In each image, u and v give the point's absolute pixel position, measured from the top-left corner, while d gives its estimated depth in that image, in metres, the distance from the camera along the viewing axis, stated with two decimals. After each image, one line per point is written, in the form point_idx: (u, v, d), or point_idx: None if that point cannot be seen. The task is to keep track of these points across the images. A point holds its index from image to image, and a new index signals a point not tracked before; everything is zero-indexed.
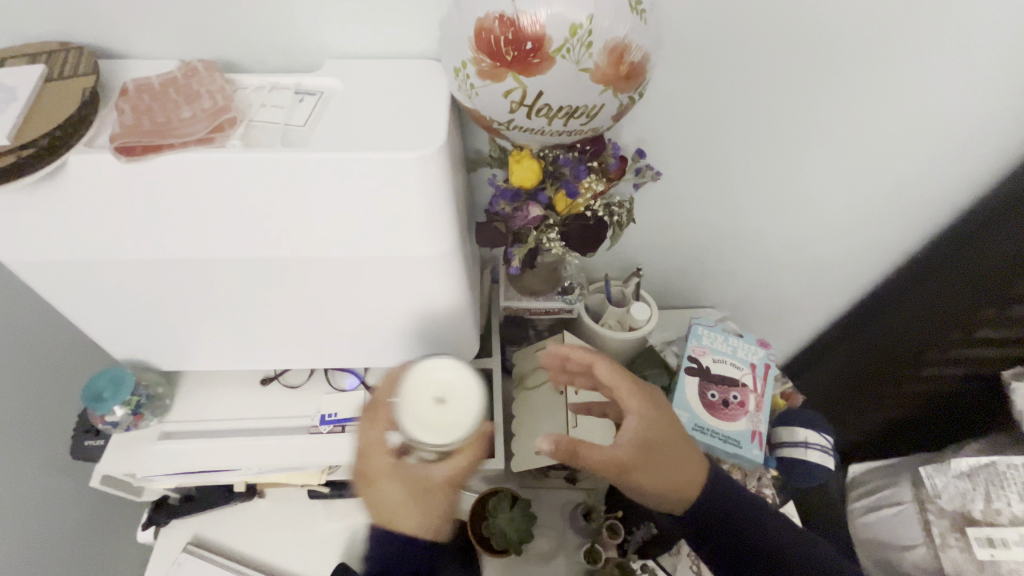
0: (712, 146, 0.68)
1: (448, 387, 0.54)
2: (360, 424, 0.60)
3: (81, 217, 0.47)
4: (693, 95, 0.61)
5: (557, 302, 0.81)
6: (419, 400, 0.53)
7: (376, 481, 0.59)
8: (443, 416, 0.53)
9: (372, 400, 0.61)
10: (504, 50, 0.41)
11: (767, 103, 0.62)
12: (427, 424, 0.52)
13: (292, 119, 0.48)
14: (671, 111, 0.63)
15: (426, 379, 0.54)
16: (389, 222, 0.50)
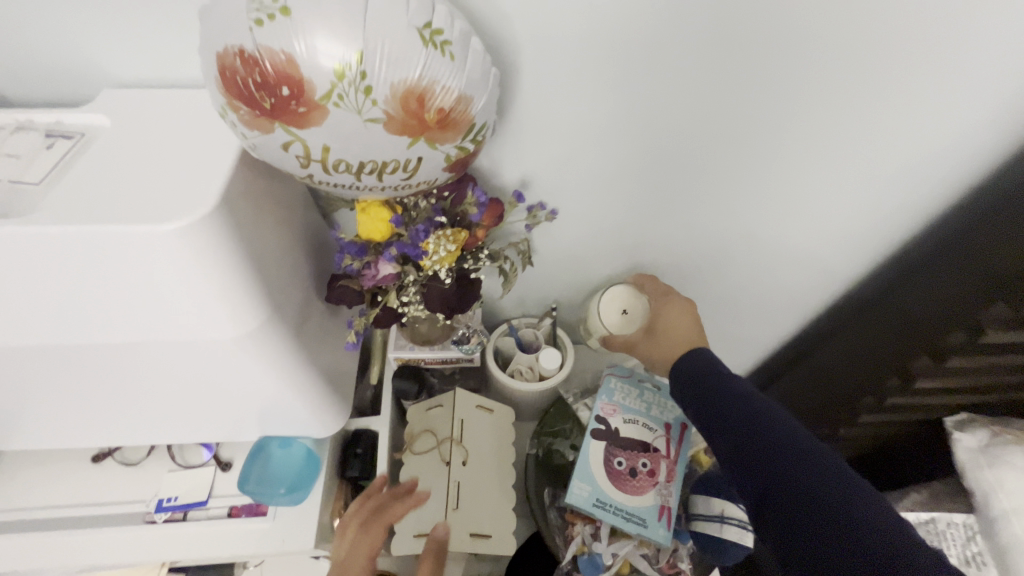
0: (608, 180, 0.60)
1: (630, 302, 0.73)
2: (345, 536, 0.56)
3: None
4: (574, 126, 0.53)
5: (453, 352, 0.71)
6: (610, 307, 0.73)
7: None
8: (625, 321, 0.73)
9: (366, 512, 0.58)
10: (256, 95, 0.30)
11: (665, 137, 0.55)
12: (617, 323, 0.73)
13: (25, 175, 0.37)
14: (552, 143, 0.54)
15: (615, 295, 0.73)
16: (158, 302, 0.39)
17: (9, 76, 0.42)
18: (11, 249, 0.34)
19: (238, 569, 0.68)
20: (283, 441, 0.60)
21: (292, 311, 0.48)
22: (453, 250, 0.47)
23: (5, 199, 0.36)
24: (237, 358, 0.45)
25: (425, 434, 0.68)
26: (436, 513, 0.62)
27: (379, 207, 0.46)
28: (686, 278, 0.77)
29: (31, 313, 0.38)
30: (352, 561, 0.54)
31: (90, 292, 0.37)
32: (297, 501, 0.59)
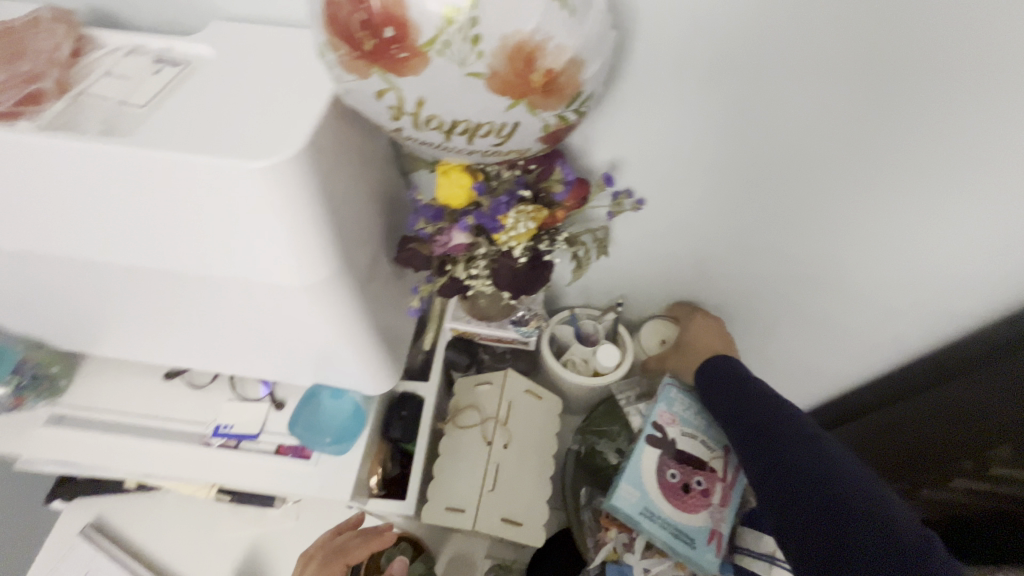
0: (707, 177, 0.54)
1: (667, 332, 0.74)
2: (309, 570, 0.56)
3: None
4: (682, 112, 0.48)
5: (509, 333, 0.69)
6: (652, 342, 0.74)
7: None
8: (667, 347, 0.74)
9: (331, 550, 0.58)
10: (357, 35, 0.28)
11: (786, 135, 0.48)
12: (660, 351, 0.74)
13: (131, 98, 0.38)
14: (652, 128, 0.50)
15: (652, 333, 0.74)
16: (236, 242, 0.39)
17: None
18: (113, 168, 0.35)
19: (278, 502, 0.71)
20: (333, 392, 0.61)
21: (361, 269, 0.47)
22: (531, 228, 0.45)
23: (111, 119, 0.37)
24: (304, 307, 0.45)
25: (469, 408, 0.66)
26: (473, 490, 0.61)
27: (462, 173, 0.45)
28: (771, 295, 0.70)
29: (124, 233, 0.39)
30: None
31: (176, 221, 0.38)
32: (339, 453, 0.60)
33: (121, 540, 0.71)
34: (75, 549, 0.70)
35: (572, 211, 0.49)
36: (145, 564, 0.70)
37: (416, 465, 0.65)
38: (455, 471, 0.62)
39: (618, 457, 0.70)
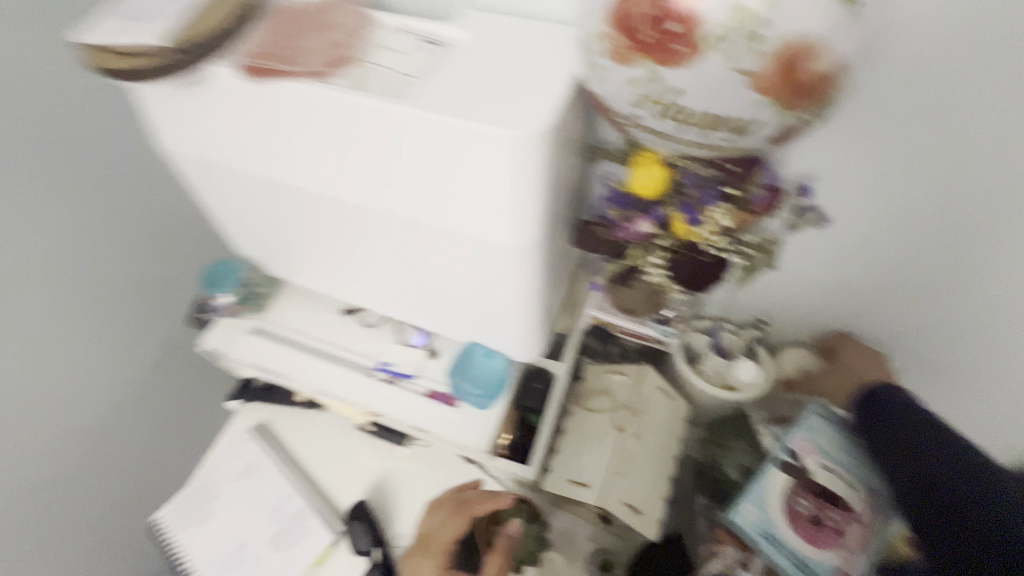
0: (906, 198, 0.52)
1: (807, 361, 0.70)
2: (444, 507, 0.67)
3: (214, 123, 0.51)
4: (891, 129, 0.47)
5: (649, 330, 0.73)
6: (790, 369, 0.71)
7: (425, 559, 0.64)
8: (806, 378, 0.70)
9: (464, 496, 0.68)
10: (641, 29, 0.32)
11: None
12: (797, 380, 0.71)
13: (407, 70, 0.45)
14: (851, 142, 0.49)
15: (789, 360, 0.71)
16: (467, 198, 0.46)
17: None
18: (394, 123, 0.43)
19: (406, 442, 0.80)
20: (486, 351, 0.66)
21: (551, 241, 0.52)
22: (728, 225, 0.48)
23: (392, 85, 0.44)
24: (498, 262, 0.51)
25: (600, 394, 0.69)
26: (601, 471, 0.63)
27: (660, 166, 0.47)
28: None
29: (379, 178, 0.48)
30: (441, 531, 0.66)
31: (425, 173, 0.46)
32: (480, 407, 0.66)
33: (279, 446, 0.83)
34: (245, 444, 0.82)
35: (760, 216, 0.50)
36: (296, 470, 0.81)
37: (542, 435, 0.68)
38: (582, 448, 0.65)
39: (740, 474, 0.68)
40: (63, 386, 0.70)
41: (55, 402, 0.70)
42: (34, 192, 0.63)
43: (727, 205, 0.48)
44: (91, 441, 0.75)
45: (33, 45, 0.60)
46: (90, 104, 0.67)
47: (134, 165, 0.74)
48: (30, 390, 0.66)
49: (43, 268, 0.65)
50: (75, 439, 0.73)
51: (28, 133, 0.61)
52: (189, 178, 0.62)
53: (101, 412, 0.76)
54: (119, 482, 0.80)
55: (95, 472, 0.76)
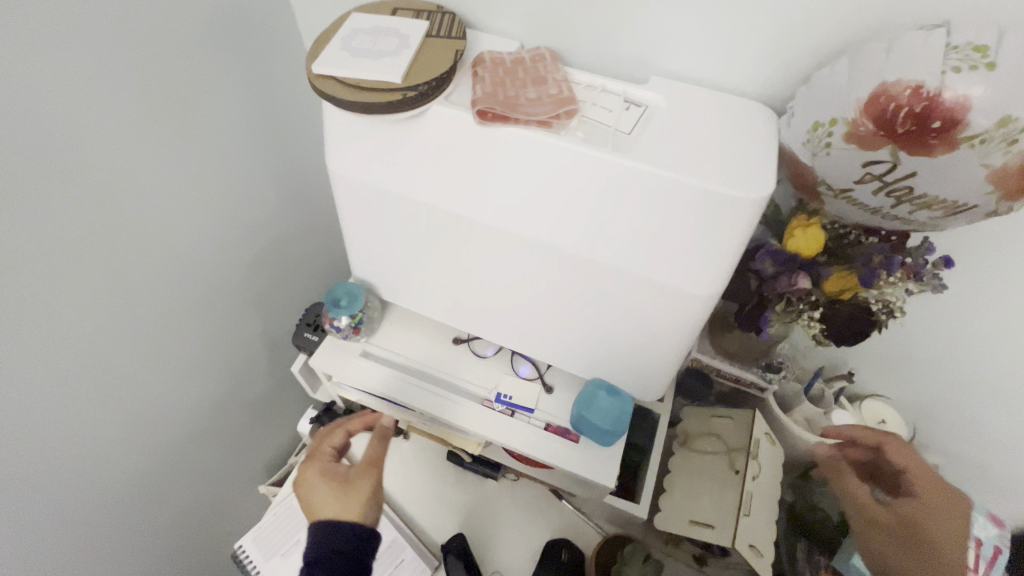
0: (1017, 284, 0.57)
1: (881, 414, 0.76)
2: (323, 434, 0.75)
3: (413, 155, 0.53)
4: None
5: (753, 375, 0.74)
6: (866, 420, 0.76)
7: (306, 484, 0.68)
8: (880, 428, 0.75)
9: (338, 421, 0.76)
10: (900, 121, 0.37)
11: None
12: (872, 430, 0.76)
13: (620, 126, 0.49)
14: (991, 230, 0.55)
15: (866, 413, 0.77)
16: (667, 248, 0.50)
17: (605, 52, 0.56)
18: (616, 174, 0.48)
19: (499, 475, 0.81)
20: (610, 390, 0.67)
21: None
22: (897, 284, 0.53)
23: (608, 140, 0.49)
24: (669, 308, 0.54)
25: (706, 436, 0.73)
26: (727, 514, 0.64)
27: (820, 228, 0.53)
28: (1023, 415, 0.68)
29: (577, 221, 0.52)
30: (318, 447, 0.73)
31: (630, 222, 0.49)
32: (605, 445, 0.67)
33: None
34: None
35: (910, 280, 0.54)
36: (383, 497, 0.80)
37: (650, 473, 0.71)
38: (700, 489, 0.68)
39: (838, 519, 0.71)
40: (150, 388, 0.73)
41: (136, 404, 0.72)
42: (164, 207, 0.66)
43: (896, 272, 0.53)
44: (156, 441, 0.78)
45: (193, 71, 0.63)
46: (225, 128, 0.71)
47: (242, 185, 0.77)
48: (119, 393, 0.69)
49: (156, 277, 0.68)
50: (143, 439, 0.75)
51: (172, 152, 0.64)
52: (343, 200, 0.63)
53: (171, 417, 0.79)
54: (171, 479, 0.83)
55: (153, 473, 0.79)
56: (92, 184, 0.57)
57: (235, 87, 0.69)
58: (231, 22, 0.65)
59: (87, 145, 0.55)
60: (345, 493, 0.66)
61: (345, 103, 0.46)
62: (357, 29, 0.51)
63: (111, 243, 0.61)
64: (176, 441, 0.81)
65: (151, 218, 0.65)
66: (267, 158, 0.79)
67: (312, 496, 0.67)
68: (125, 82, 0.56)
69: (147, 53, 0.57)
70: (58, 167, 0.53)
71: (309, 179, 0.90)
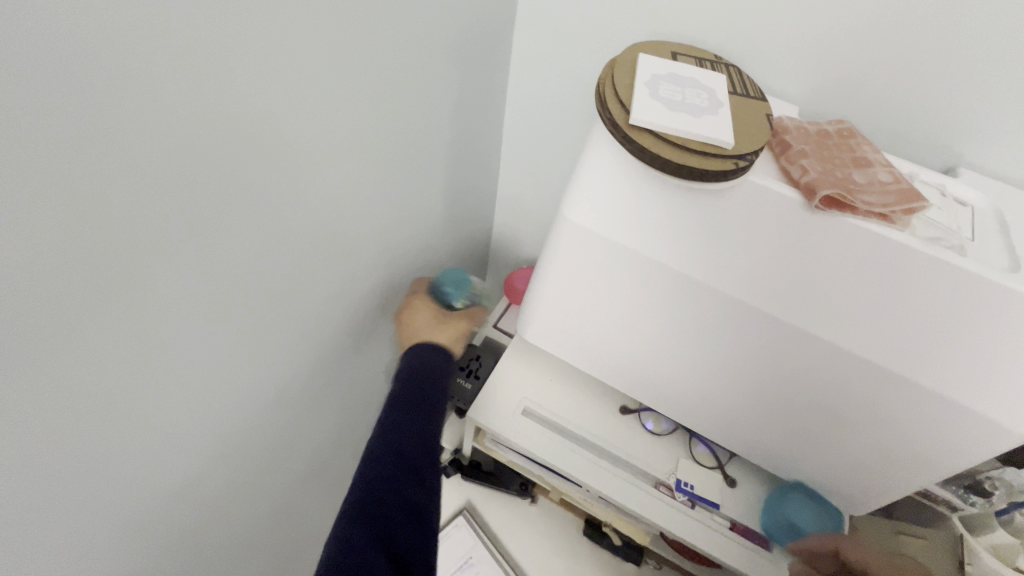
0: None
1: None
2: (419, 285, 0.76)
3: (692, 223, 0.46)
4: None
5: (952, 493, 0.67)
6: None
7: (412, 319, 0.69)
8: None
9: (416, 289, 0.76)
10: None
11: None
12: None
13: (960, 228, 0.43)
14: None
15: None
16: (996, 376, 0.42)
17: (897, 135, 0.51)
18: (964, 287, 0.40)
19: (643, 561, 0.73)
20: (814, 495, 0.60)
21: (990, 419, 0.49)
22: None
23: (955, 243, 0.41)
24: (966, 441, 0.47)
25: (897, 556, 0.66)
26: None
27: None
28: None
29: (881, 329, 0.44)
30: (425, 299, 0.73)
31: (960, 342, 0.42)
32: None
33: (490, 534, 0.74)
34: (456, 529, 0.73)
35: None
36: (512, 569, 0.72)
37: None
38: None
39: None
40: (292, 423, 0.65)
41: (284, 445, 0.65)
42: (355, 234, 0.60)
43: None
44: (290, 484, 0.70)
45: (417, 92, 0.57)
46: (422, 152, 0.65)
47: (417, 212, 0.71)
48: (274, 433, 0.62)
49: (330, 308, 0.62)
50: (281, 483, 0.68)
51: (377, 175, 0.58)
52: (558, 250, 0.56)
53: (306, 457, 0.72)
54: (294, 525, 0.76)
55: (280, 519, 0.72)
56: (310, 207, 0.50)
57: (442, 111, 0.64)
58: (461, 38, 0.60)
59: (319, 166, 0.48)
60: (449, 335, 0.66)
61: (663, 160, 0.40)
62: (656, 75, 0.45)
63: (307, 270, 0.55)
64: (299, 480, 0.73)
65: (342, 245, 0.59)
66: (443, 185, 0.73)
67: (420, 327, 0.68)
68: (364, 100, 0.50)
69: (389, 71, 0.51)
70: (289, 190, 0.47)
71: (468, 209, 0.84)
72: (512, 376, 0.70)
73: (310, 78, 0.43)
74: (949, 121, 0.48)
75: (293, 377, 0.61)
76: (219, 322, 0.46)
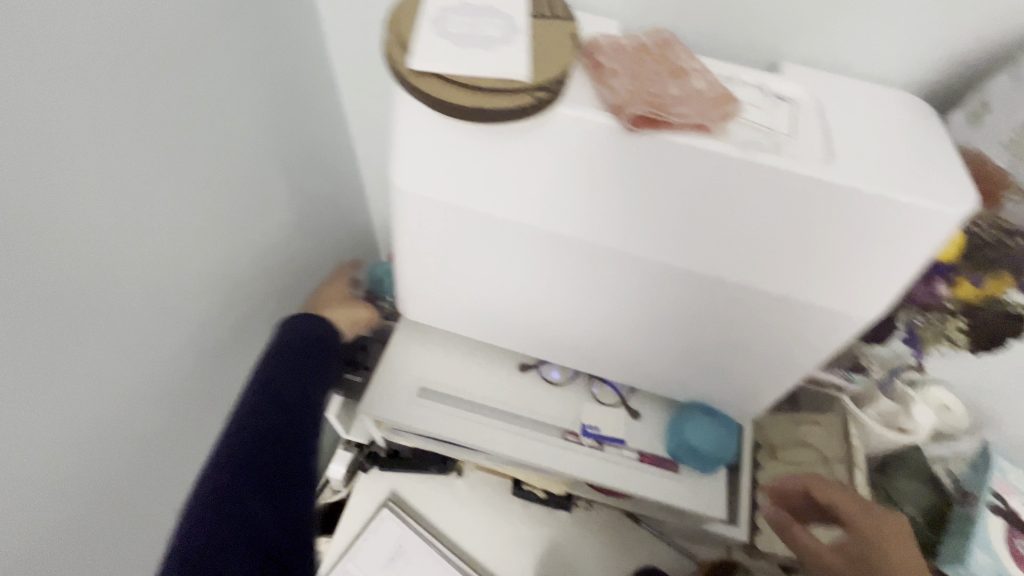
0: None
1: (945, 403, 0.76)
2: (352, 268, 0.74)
3: (519, 167, 0.42)
4: None
5: (838, 377, 0.71)
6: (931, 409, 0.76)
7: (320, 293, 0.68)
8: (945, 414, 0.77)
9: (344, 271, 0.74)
10: None
11: None
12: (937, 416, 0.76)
13: (779, 126, 0.41)
14: None
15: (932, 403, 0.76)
16: (830, 269, 0.43)
17: (726, 37, 0.48)
18: (786, 188, 0.39)
19: (572, 505, 0.74)
20: (707, 411, 0.61)
21: None
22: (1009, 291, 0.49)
23: (775, 143, 0.40)
24: (824, 334, 0.48)
25: (797, 446, 0.70)
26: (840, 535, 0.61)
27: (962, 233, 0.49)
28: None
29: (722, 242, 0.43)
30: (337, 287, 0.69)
31: (794, 242, 0.42)
32: (706, 471, 0.62)
33: (421, 518, 0.72)
34: (382, 521, 0.71)
35: None
36: (448, 546, 0.71)
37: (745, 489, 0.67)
38: None
39: (924, 514, 0.71)
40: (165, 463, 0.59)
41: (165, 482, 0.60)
42: (185, 244, 0.52)
43: None
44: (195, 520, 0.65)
45: (209, 68, 0.49)
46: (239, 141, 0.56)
47: (265, 204, 0.63)
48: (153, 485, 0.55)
49: (181, 330, 0.55)
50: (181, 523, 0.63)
51: (190, 175, 0.50)
52: (404, 220, 0.51)
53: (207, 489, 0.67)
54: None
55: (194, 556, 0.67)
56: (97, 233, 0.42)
57: (253, 85, 0.55)
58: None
59: (93, 182, 0.40)
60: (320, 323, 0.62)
61: (451, 103, 0.35)
62: (446, 7, 0.39)
63: (124, 308, 0.47)
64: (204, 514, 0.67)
65: (172, 262, 0.51)
66: (289, 169, 0.66)
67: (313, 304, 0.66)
68: (130, 93, 0.41)
69: (156, 49, 0.43)
70: (61, 217, 0.39)
71: (332, 188, 0.76)
72: (406, 358, 0.66)
73: (29, 76, 0.34)
74: (771, 13, 0.45)
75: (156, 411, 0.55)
76: (10, 390, 0.39)
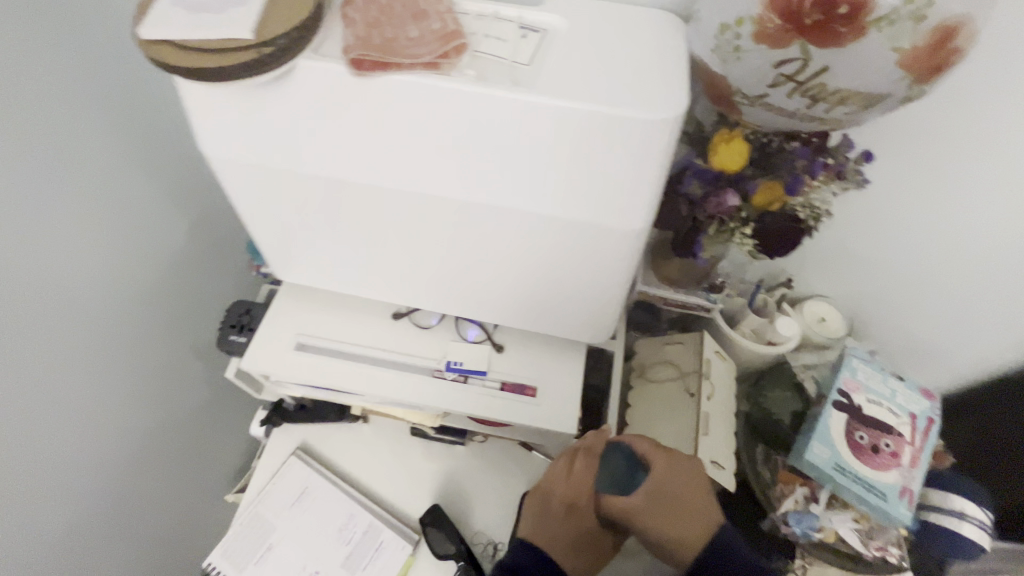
0: (945, 144, 0.56)
1: (823, 312, 0.79)
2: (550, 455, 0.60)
3: (282, 120, 0.45)
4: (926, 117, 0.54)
5: (699, 297, 0.73)
6: (809, 319, 0.78)
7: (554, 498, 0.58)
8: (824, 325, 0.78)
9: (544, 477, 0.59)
10: (806, 11, 0.34)
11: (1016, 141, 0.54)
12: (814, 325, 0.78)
13: (518, 56, 0.44)
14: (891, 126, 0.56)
15: (811, 312, 0.79)
16: (585, 188, 0.44)
17: None
18: (517, 114, 0.41)
19: (465, 439, 0.79)
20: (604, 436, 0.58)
21: None
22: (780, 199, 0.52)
23: (509, 72, 0.43)
24: (612, 252, 0.50)
25: (661, 365, 0.73)
26: (687, 438, 0.66)
27: (742, 140, 0.49)
28: (970, 279, 0.69)
29: (484, 174, 0.45)
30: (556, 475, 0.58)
31: (546, 167, 0.44)
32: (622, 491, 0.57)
33: (327, 462, 0.79)
34: (290, 468, 0.77)
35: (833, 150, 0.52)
36: (352, 485, 0.77)
37: (612, 407, 0.73)
38: (656, 412, 0.70)
39: (792, 417, 0.75)
40: (68, 424, 0.66)
41: (79, 441, 0.68)
42: (41, 227, 0.59)
43: (824, 178, 0.52)
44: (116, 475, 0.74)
45: (14, 60, 0.55)
46: (70, 122, 0.61)
47: (121, 183, 0.69)
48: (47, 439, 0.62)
49: (61, 305, 0.63)
50: (100, 477, 0.71)
51: (22, 159, 0.57)
52: (226, 190, 0.54)
53: (125, 450, 0.75)
54: (146, 505, 0.80)
55: (124, 507, 0.76)
56: None
57: (72, 70, 0.61)
58: None
59: None
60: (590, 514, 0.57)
61: (190, 68, 0.40)
62: None
63: None
64: (122, 470, 0.75)
65: (31, 247, 0.58)
66: (142, 148, 0.72)
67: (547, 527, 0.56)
68: None
69: None
70: None
71: (198, 164, 0.82)
72: (284, 317, 0.72)
73: None
74: None
75: (53, 381, 0.63)
76: None
